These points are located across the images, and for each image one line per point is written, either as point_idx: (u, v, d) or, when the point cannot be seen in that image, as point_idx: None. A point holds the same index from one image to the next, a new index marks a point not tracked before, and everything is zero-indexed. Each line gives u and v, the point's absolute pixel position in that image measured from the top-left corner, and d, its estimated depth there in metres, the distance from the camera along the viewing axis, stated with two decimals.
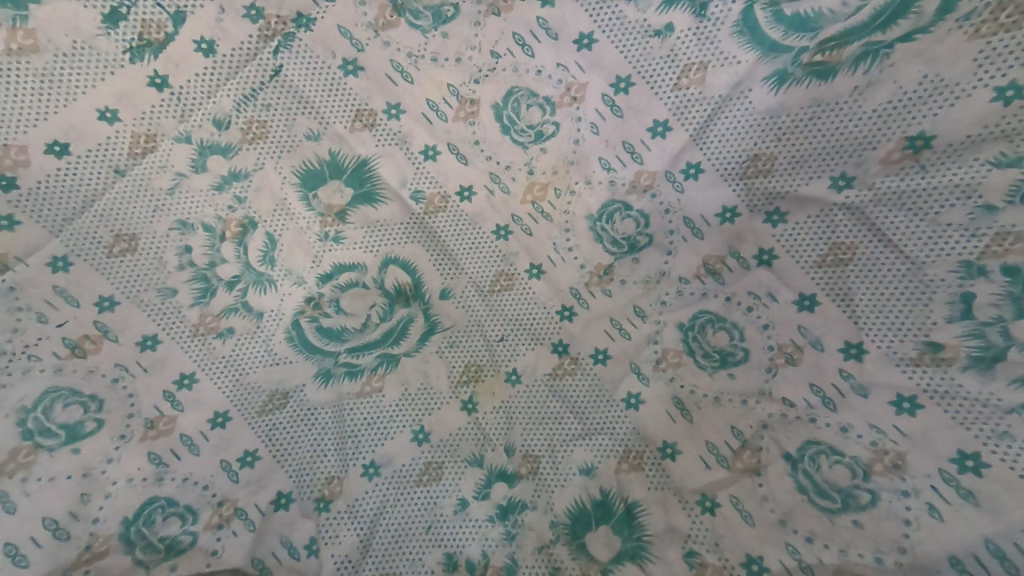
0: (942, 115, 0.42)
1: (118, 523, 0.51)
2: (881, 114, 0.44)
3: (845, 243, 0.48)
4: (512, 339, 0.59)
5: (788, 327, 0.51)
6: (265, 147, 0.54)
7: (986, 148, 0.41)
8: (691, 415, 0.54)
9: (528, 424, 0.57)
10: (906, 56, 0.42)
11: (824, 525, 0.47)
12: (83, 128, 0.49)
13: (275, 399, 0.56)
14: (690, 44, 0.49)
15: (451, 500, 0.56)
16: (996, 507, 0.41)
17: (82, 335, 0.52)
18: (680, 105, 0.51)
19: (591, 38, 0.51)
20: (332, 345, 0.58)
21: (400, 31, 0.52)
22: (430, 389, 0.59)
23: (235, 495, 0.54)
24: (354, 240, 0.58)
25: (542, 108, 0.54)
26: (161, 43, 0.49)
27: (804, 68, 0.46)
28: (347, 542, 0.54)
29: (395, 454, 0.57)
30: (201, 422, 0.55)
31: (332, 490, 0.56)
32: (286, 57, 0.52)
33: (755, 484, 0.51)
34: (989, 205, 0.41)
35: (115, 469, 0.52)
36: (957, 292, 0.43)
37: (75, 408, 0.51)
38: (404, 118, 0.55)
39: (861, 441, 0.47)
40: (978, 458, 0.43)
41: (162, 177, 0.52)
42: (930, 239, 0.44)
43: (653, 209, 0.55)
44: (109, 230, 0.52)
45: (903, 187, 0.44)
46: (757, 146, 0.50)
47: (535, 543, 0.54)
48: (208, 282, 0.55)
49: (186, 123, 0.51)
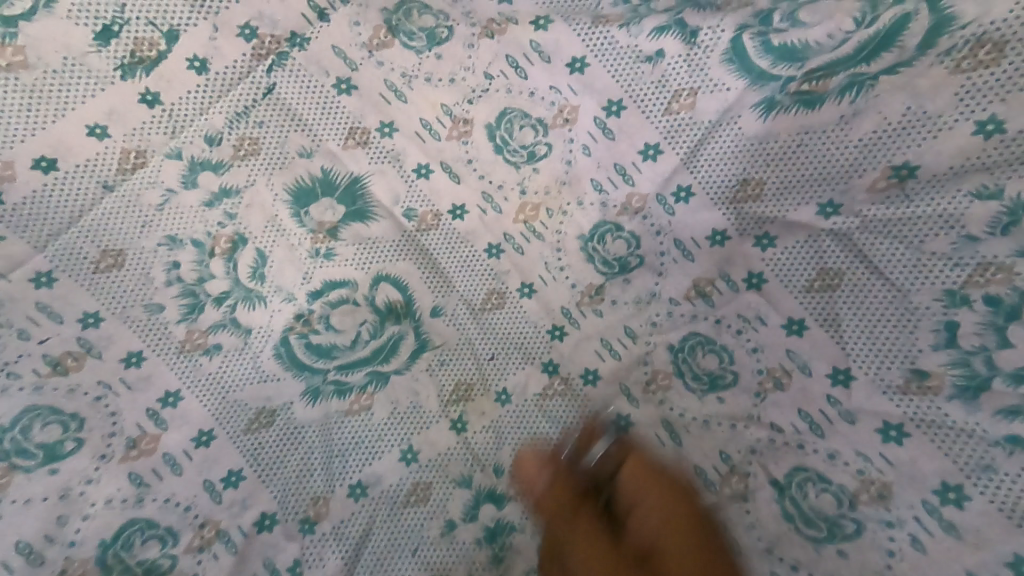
0: (925, 147, 0.43)
1: (95, 546, 0.50)
2: (865, 143, 0.45)
3: (833, 269, 0.48)
4: (502, 358, 0.58)
5: (777, 351, 0.51)
6: (256, 163, 0.54)
7: (968, 179, 0.42)
8: (679, 438, 0.55)
9: (518, 445, 0.57)
10: (889, 88, 0.44)
11: (810, 554, 0.48)
12: (71, 143, 0.49)
13: (260, 417, 0.55)
14: (681, 71, 0.50)
15: (438, 522, 0.55)
16: (977, 540, 0.42)
17: (65, 351, 0.51)
18: (671, 129, 0.52)
19: (584, 62, 0.52)
20: (321, 363, 0.57)
21: (394, 52, 0.53)
22: (420, 408, 0.58)
23: (218, 517, 0.53)
24: (345, 257, 0.58)
25: (535, 130, 0.55)
26: (153, 61, 0.49)
27: (791, 97, 0.47)
28: (332, 565, 0.54)
29: (382, 475, 0.56)
30: (185, 441, 0.53)
31: (318, 512, 0.55)
32: (281, 75, 0.52)
33: (742, 510, 0.52)
34: (971, 235, 0.42)
35: (95, 490, 0.51)
36: (942, 320, 0.44)
37: (54, 426, 0.50)
38: (398, 137, 0.56)
39: (848, 468, 0.48)
40: (961, 490, 0.43)
41: (152, 192, 0.52)
42: (915, 267, 0.45)
43: (644, 230, 0.55)
44: (95, 245, 0.51)
45: (888, 215, 0.45)
46: (747, 172, 0.50)
47: (524, 564, 0.54)
48: (196, 298, 0.54)
49: (176, 139, 0.51)
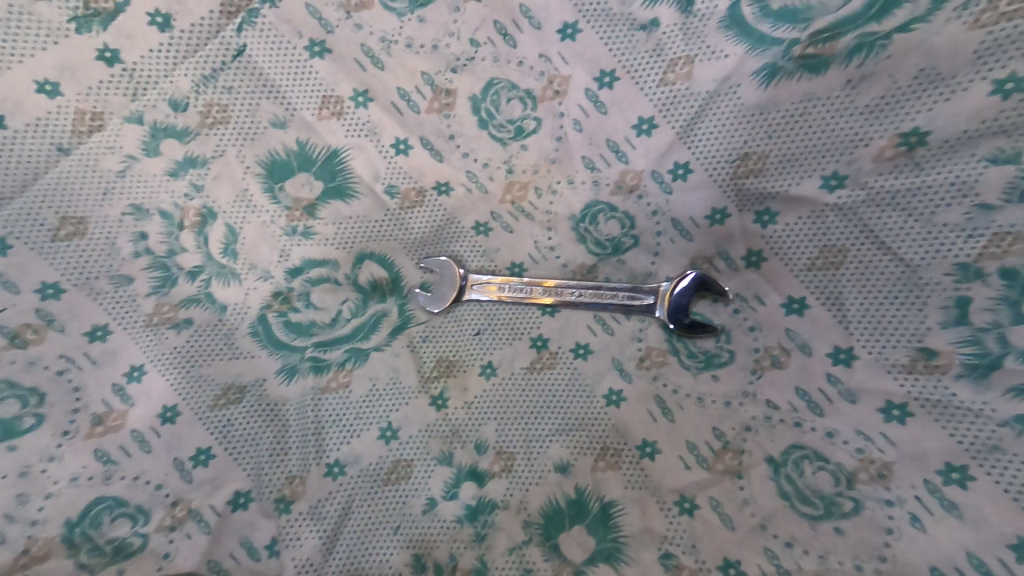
0: (936, 110, 0.41)
1: (60, 525, 0.46)
2: (887, 108, 0.43)
3: (836, 245, 0.47)
4: (488, 333, 0.57)
5: (775, 330, 0.51)
6: (225, 132, 0.52)
7: (984, 143, 0.40)
8: (671, 414, 0.52)
9: (501, 420, 0.54)
10: (904, 48, 0.41)
11: (806, 532, 0.46)
12: (20, 100, 0.46)
13: (228, 393, 0.53)
14: (677, 40, 0.48)
15: (420, 499, 0.52)
16: (980, 521, 0.40)
17: (23, 324, 0.48)
18: (667, 101, 0.50)
19: (575, 28, 0.50)
20: (299, 340, 0.55)
21: (374, 13, 0.50)
22: (399, 383, 0.55)
23: (189, 496, 0.50)
24: (325, 236, 0.56)
25: (523, 102, 0.53)
26: (110, 14, 0.46)
27: (795, 61, 0.45)
28: (309, 544, 0.50)
29: (360, 452, 0.53)
30: (152, 417, 0.51)
31: (294, 490, 0.51)
32: (251, 35, 0.49)
33: (735, 487, 0.49)
34: (986, 203, 0.40)
35: (57, 468, 0.47)
36: (953, 296, 0.42)
37: (12, 402, 0.47)
38: (372, 107, 0.53)
39: (847, 447, 0.46)
40: (966, 471, 0.41)
41: (112, 158, 0.49)
42: (924, 241, 0.43)
43: (639, 210, 0.54)
44: (54, 212, 0.48)
45: (897, 186, 0.43)
46: (747, 143, 0.49)
47: (506, 543, 0.51)
48: (167, 270, 0.53)
49: (138, 103, 0.49)
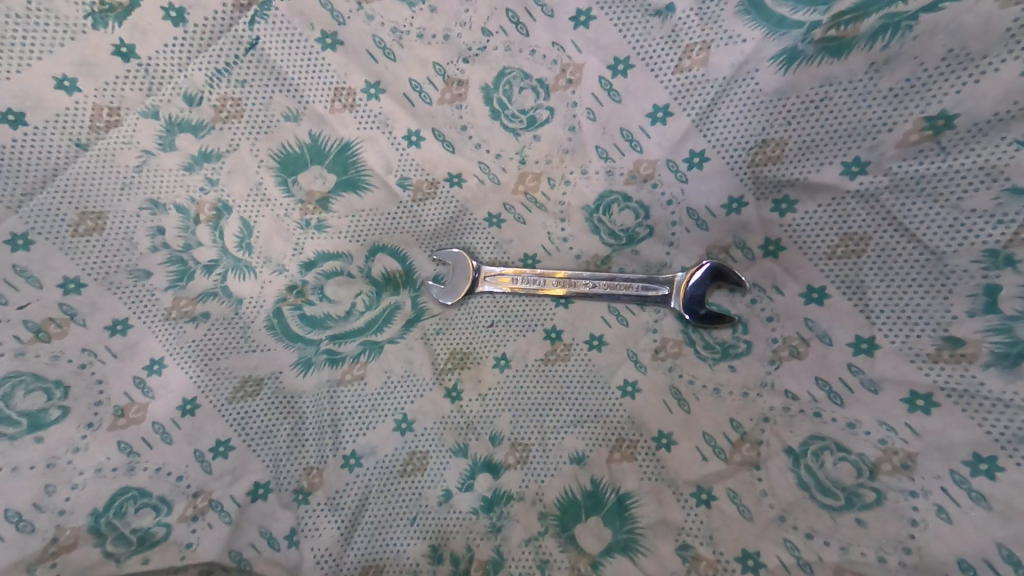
0: (965, 92, 0.39)
1: (86, 515, 0.47)
2: (913, 92, 0.42)
3: (857, 234, 0.46)
4: (502, 325, 0.56)
5: (794, 320, 0.50)
6: (239, 126, 0.52)
7: (1015, 125, 0.38)
8: (688, 405, 0.52)
9: (516, 411, 0.54)
10: (931, 28, 0.39)
11: (826, 522, 0.45)
12: (38, 96, 0.46)
13: (246, 386, 0.53)
14: (693, 25, 0.47)
15: (436, 490, 0.53)
16: (1009, 511, 0.39)
17: (46, 318, 0.49)
18: (682, 88, 0.49)
19: (589, 15, 0.49)
20: (315, 333, 0.56)
21: (385, 3, 0.50)
22: (413, 375, 0.56)
23: (210, 486, 0.50)
24: (338, 229, 0.56)
25: (536, 92, 0.52)
26: (125, 9, 0.46)
27: (816, 44, 0.44)
28: (328, 535, 0.51)
29: (376, 444, 0.54)
30: (172, 410, 0.51)
31: (311, 481, 0.52)
32: (263, 27, 0.49)
33: (754, 478, 0.48)
34: (1017, 187, 0.39)
35: (82, 459, 0.48)
36: (981, 283, 0.41)
37: (37, 395, 0.48)
38: (384, 98, 0.53)
39: (869, 438, 0.45)
40: (994, 461, 0.40)
41: (129, 153, 0.50)
42: (949, 227, 0.42)
43: (654, 200, 0.53)
44: (74, 207, 0.49)
45: (921, 171, 0.42)
46: (765, 130, 0.48)
47: (522, 534, 0.51)
48: (184, 265, 0.53)
49: (153, 97, 0.49)
